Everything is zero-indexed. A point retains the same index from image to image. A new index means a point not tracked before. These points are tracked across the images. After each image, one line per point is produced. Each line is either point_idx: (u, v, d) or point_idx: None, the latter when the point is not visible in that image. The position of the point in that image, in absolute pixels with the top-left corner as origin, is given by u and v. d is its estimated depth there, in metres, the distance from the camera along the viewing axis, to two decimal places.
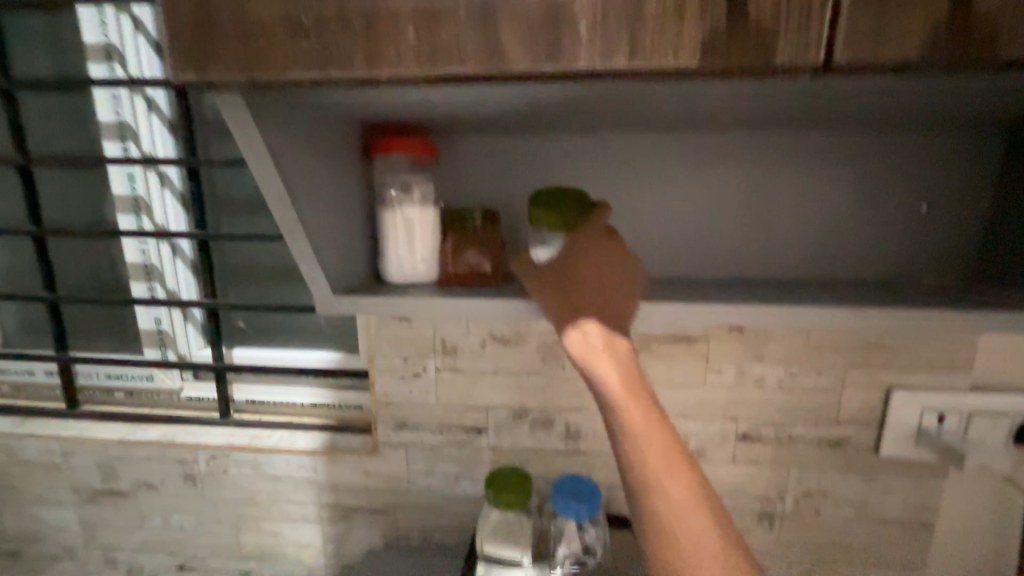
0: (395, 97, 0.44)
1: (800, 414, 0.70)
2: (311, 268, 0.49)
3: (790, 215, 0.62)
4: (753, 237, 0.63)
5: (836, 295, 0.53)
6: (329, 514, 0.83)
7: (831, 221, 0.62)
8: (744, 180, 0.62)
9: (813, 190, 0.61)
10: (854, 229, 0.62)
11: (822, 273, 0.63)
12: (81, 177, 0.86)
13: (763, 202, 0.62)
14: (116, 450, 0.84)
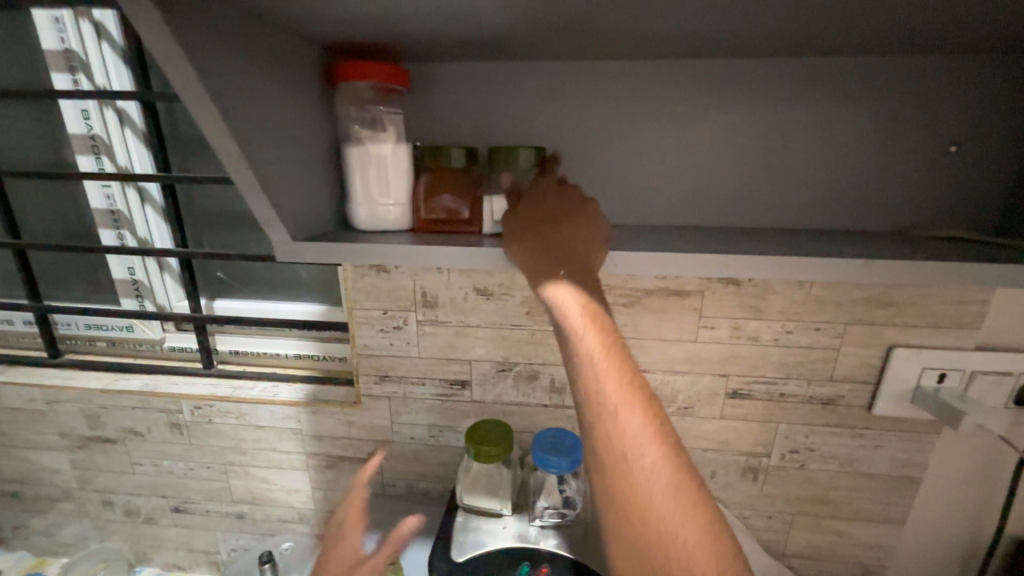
0: (344, 1, 0.37)
1: (794, 371, 0.67)
2: (265, 211, 0.44)
3: (801, 157, 0.56)
4: (757, 181, 0.58)
5: (846, 245, 0.48)
6: (315, 462, 0.83)
7: (847, 164, 0.56)
8: (752, 116, 0.55)
9: (829, 128, 0.55)
10: (870, 173, 0.56)
11: (830, 222, 0.58)
12: (33, 114, 0.80)
13: (773, 142, 0.56)
14: (99, 400, 0.84)
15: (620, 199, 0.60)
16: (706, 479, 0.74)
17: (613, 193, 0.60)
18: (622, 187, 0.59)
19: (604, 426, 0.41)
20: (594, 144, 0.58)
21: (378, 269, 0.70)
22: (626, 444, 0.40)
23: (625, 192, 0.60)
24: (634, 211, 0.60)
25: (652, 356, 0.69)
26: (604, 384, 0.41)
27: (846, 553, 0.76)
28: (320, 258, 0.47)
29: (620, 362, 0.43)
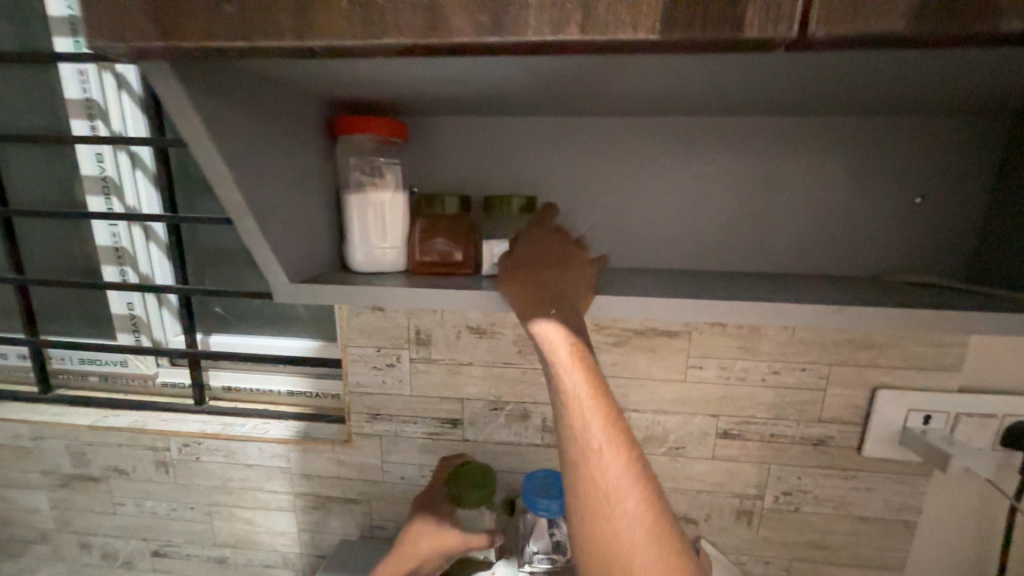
0: (349, 70, 0.41)
1: (783, 412, 0.68)
2: (265, 255, 0.46)
3: (776, 205, 0.60)
4: (736, 227, 0.61)
5: (822, 291, 0.50)
6: (303, 503, 0.82)
7: (820, 213, 0.59)
8: (728, 167, 0.59)
9: (801, 178, 0.58)
10: (841, 220, 0.59)
11: (806, 266, 0.61)
12: (49, 156, 0.83)
13: (750, 192, 0.60)
14: (86, 437, 0.83)
15: (607, 243, 0.63)
16: (700, 522, 0.73)
17: (600, 237, 0.63)
18: (609, 232, 0.62)
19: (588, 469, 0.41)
20: (582, 191, 0.61)
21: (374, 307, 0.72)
22: (607, 488, 0.41)
23: (612, 236, 0.62)
24: (621, 254, 0.63)
25: (643, 396, 0.70)
26: (589, 427, 0.42)
27: None
28: (315, 300, 0.49)
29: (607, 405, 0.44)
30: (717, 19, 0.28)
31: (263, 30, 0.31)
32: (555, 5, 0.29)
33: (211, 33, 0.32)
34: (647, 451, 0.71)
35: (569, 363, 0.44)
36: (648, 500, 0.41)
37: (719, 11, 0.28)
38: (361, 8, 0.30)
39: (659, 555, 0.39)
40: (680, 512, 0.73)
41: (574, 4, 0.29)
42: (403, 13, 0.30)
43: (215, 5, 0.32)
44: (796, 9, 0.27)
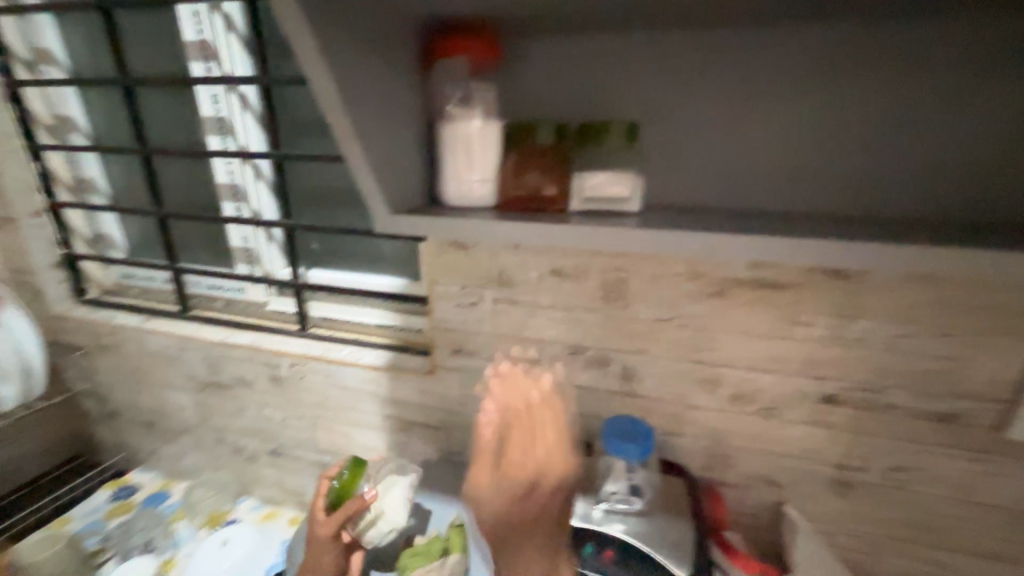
0: None
1: (907, 379, 0.60)
2: (368, 184, 0.49)
3: (920, 136, 0.50)
4: (865, 166, 0.52)
5: (969, 241, 0.42)
6: (391, 424, 0.90)
7: (1006, 142, 0.48)
8: (864, 89, 0.50)
9: (955, 104, 0.48)
10: (1002, 160, 0.48)
11: (951, 216, 0.51)
12: (176, 100, 0.92)
13: (896, 119, 0.50)
14: (217, 350, 0.97)
15: (710, 180, 0.57)
16: (786, 487, 0.69)
17: (703, 174, 0.57)
18: (714, 168, 0.57)
19: None
20: (686, 120, 0.56)
21: (459, 246, 0.73)
22: None
23: (717, 172, 0.57)
24: (726, 193, 0.57)
25: (735, 351, 0.65)
26: None
27: None
28: (412, 230, 0.51)
29: None
30: None
31: None
32: None
33: None
34: (735, 408, 0.67)
35: None
36: None
37: None
38: None
39: None
40: (765, 474, 0.69)
41: None
42: None
43: None
44: None
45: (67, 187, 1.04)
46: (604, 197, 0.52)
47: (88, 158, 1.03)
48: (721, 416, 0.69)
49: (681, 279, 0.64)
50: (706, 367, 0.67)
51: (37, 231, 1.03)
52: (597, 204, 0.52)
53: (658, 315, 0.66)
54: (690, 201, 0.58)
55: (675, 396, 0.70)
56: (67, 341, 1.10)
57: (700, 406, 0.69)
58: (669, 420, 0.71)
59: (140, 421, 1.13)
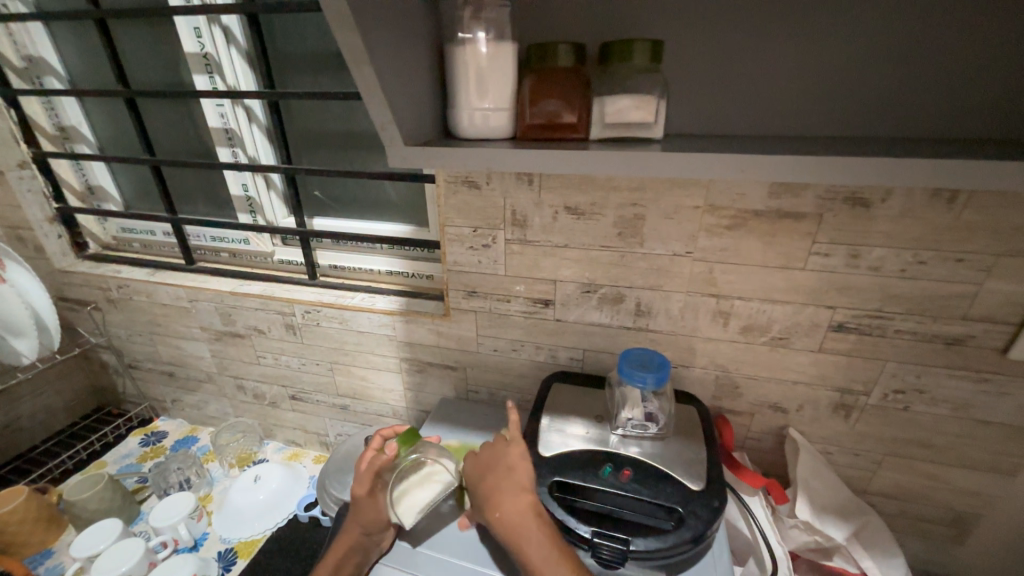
0: None
1: (919, 307, 0.61)
2: (381, 113, 0.46)
3: (957, 46, 0.48)
4: (898, 82, 0.50)
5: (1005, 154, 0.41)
6: (407, 366, 0.92)
7: None
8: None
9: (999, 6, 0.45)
10: None
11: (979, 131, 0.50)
12: (156, 36, 0.86)
13: (941, 27, 0.47)
14: (229, 301, 0.97)
15: (733, 107, 0.55)
16: (790, 411, 0.73)
17: (730, 99, 0.55)
18: (744, 93, 0.54)
19: (482, 450, 0.61)
20: (710, 38, 0.52)
21: (470, 186, 0.71)
22: (485, 460, 0.59)
23: (741, 98, 0.55)
24: (753, 119, 0.55)
25: (750, 284, 0.65)
26: (477, 447, 0.62)
27: (938, 498, 0.72)
28: (430, 162, 0.49)
29: (490, 444, 0.61)
30: None
31: None
32: None
33: None
34: (747, 339, 0.69)
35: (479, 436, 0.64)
36: (498, 466, 0.57)
37: None
38: None
39: (501, 479, 0.55)
40: (772, 400, 0.73)
41: None
42: None
43: None
44: None
45: (50, 136, 0.99)
46: (627, 123, 0.49)
47: (66, 103, 0.97)
48: (732, 347, 0.71)
49: (701, 213, 0.63)
50: (720, 300, 0.68)
51: (28, 184, 1.00)
52: (619, 131, 0.49)
53: (675, 250, 0.66)
54: (714, 128, 0.56)
55: (690, 330, 0.71)
56: (76, 297, 1.10)
57: (713, 339, 0.71)
58: (681, 353, 0.73)
59: (160, 372, 1.16)
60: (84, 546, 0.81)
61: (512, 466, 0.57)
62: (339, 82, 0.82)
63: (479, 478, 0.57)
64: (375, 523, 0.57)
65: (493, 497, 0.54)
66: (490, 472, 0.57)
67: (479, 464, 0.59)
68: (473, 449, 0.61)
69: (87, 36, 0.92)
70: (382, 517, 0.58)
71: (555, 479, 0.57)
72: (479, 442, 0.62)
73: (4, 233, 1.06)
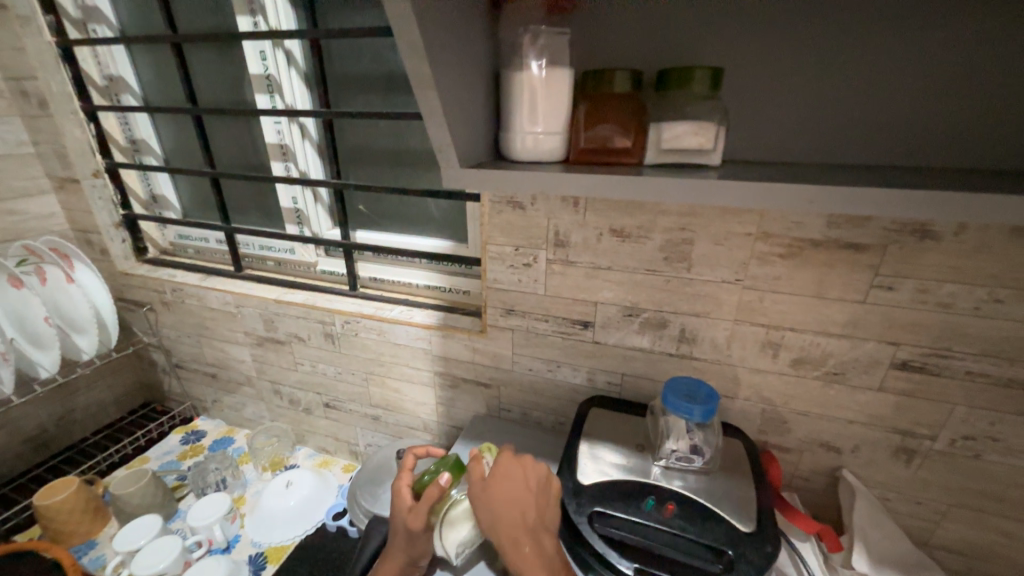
0: None
1: (996, 348, 0.56)
2: (440, 135, 0.47)
3: None
4: (981, 112, 0.48)
5: None
6: (441, 381, 0.92)
7: None
8: (992, 24, 0.45)
9: None
10: None
11: None
12: (224, 58, 0.92)
13: None
14: (273, 308, 1.01)
15: (793, 135, 0.54)
16: (844, 452, 0.68)
17: (790, 126, 0.53)
18: (805, 120, 0.53)
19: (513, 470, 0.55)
20: (771, 66, 0.52)
21: (514, 205, 0.71)
22: (515, 485, 0.54)
23: (803, 126, 0.53)
24: (814, 147, 0.54)
25: (804, 315, 0.62)
26: (507, 464, 0.56)
27: (1013, 558, 0.66)
28: (484, 185, 0.49)
29: (519, 467, 0.56)
30: None
31: None
32: None
33: None
34: (798, 372, 0.66)
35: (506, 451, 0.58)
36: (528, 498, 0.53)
37: None
38: None
39: (529, 514, 0.52)
40: (824, 439, 0.69)
41: None
42: None
43: None
44: None
45: (123, 148, 1.07)
46: (683, 149, 0.48)
47: (139, 118, 1.04)
48: (781, 380, 0.67)
49: (753, 240, 0.61)
50: (770, 330, 0.65)
51: (100, 192, 1.07)
52: (675, 157, 0.49)
53: (723, 277, 0.64)
54: (772, 156, 0.55)
55: (735, 360, 0.68)
56: (133, 297, 1.16)
57: (761, 370, 0.68)
58: (725, 383, 0.71)
59: (203, 373, 1.20)
60: (126, 541, 0.84)
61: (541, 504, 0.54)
62: (390, 102, 0.84)
63: (508, 504, 0.53)
64: (423, 551, 0.58)
65: (518, 532, 0.51)
66: (519, 503, 0.53)
67: (512, 487, 0.54)
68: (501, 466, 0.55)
69: (162, 58, 0.99)
70: (428, 549, 0.58)
71: (596, 510, 0.55)
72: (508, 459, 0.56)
73: (75, 237, 1.14)
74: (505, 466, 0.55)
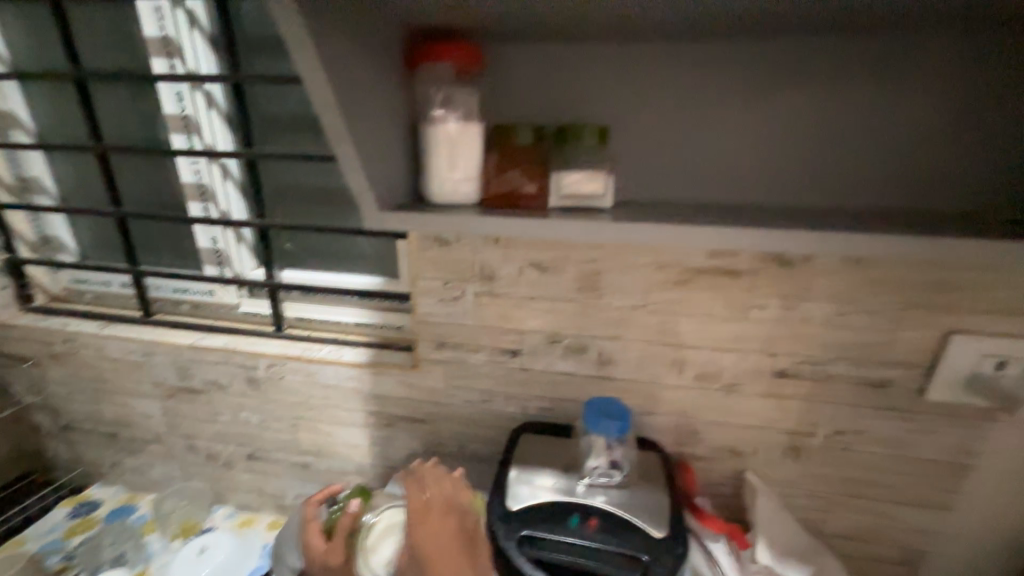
0: None
1: (848, 353, 0.68)
2: (359, 181, 0.50)
3: (857, 135, 0.57)
4: (814, 162, 0.59)
5: (896, 225, 0.49)
6: (374, 420, 0.91)
7: (921, 142, 0.56)
8: (811, 96, 0.57)
9: (885, 106, 0.56)
10: (921, 153, 0.57)
11: (885, 203, 0.59)
12: (135, 97, 0.89)
13: (843, 120, 0.57)
14: (188, 354, 0.94)
15: (678, 180, 0.63)
16: (746, 454, 0.76)
17: (675, 173, 0.63)
18: (686, 168, 0.62)
19: (430, 524, 0.53)
20: (654, 123, 0.61)
21: (441, 243, 0.75)
22: (435, 539, 0.51)
23: (685, 173, 0.62)
24: (695, 190, 0.63)
25: (700, 334, 0.71)
26: (423, 521, 0.53)
27: (887, 535, 0.77)
28: (404, 226, 0.52)
29: (436, 519, 0.53)
30: None
31: None
32: None
33: None
34: (701, 385, 0.74)
35: (417, 504, 0.55)
36: (452, 549, 0.51)
37: None
38: None
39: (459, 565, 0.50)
40: (729, 444, 0.76)
41: None
42: None
43: None
44: None
45: (9, 187, 0.98)
46: (581, 194, 0.55)
47: (31, 156, 0.96)
48: (689, 393, 0.75)
49: (652, 269, 0.69)
50: (674, 349, 0.73)
51: None
52: (576, 200, 0.55)
53: (631, 303, 0.71)
54: (662, 198, 0.64)
55: (649, 378, 0.75)
56: (15, 351, 1.03)
57: (671, 385, 0.75)
58: (642, 400, 0.77)
59: (101, 433, 1.07)
60: None
61: (467, 550, 0.52)
62: (316, 144, 0.86)
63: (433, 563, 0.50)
64: None
65: None
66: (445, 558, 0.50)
67: (434, 541, 0.51)
68: (417, 524, 0.53)
69: (63, 95, 0.94)
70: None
71: (524, 533, 0.58)
72: (422, 511, 0.54)
73: None
74: (421, 524, 0.53)
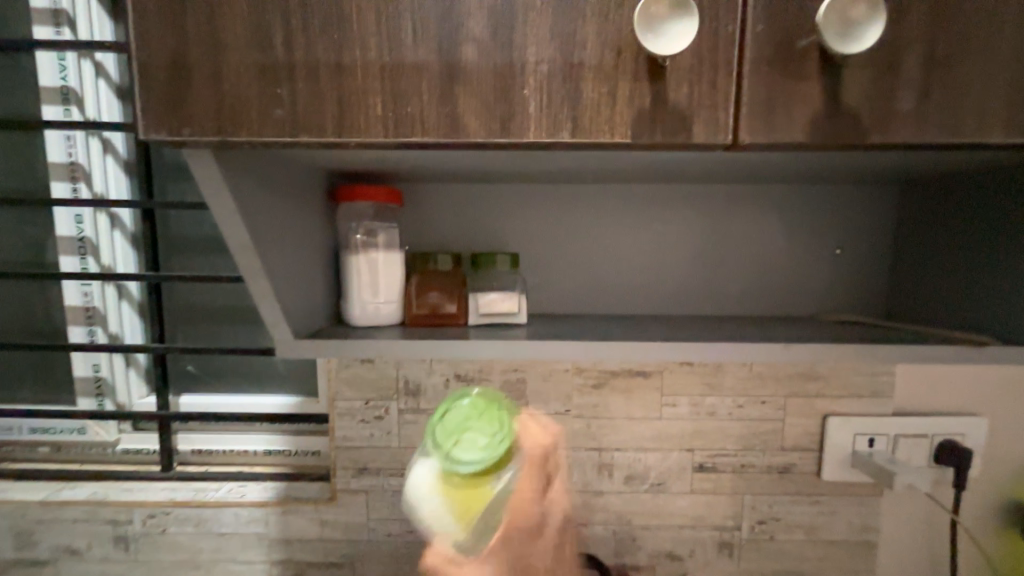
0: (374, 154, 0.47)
1: (752, 442, 0.74)
2: (272, 312, 0.49)
3: (727, 256, 0.69)
4: (697, 278, 0.70)
5: (764, 332, 0.59)
6: (280, 572, 0.77)
7: (774, 261, 0.69)
8: (685, 226, 0.69)
9: (742, 234, 0.69)
10: (777, 268, 0.69)
11: (758, 309, 0.70)
12: (22, 219, 0.82)
13: (714, 245, 0.69)
14: (36, 514, 0.76)
15: (588, 295, 0.70)
16: (685, 558, 0.75)
17: (584, 288, 0.70)
18: (593, 284, 0.70)
19: None
20: (561, 246, 0.69)
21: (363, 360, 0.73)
22: None
23: (593, 288, 0.70)
24: (603, 303, 0.70)
25: (623, 435, 0.74)
26: None
27: None
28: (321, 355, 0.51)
29: None
30: (670, 126, 0.37)
31: (309, 128, 0.38)
32: (550, 118, 0.37)
33: (260, 129, 0.38)
34: (630, 488, 0.74)
35: None
36: None
37: (671, 123, 0.37)
38: (392, 115, 0.37)
39: None
40: (666, 549, 0.75)
41: (564, 117, 0.37)
42: (428, 118, 0.37)
43: (268, 109, 0.38)
44: (727, 125, 0.37)
45: None
46: (498, 313, 0.59)
47: None
48: (621, 498, 0.75)
49: (572, 375, 0.73)
50: (601, 453, 0.74)
51: None
52: (493, 318, 0.59)
53: (556, 409, 0.73)
54: (575, 310, 0.70)
55: (580, 485, 0.75)
56: None
57: (604, 492, 0.75)
58: (577, 510, 0.75)
59: None
60: None
61: None
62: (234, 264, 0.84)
63: None
64: None
65: None
66: None
67: None
68: None
69: None
70: None
71: None
72: None
73: None
74: None
